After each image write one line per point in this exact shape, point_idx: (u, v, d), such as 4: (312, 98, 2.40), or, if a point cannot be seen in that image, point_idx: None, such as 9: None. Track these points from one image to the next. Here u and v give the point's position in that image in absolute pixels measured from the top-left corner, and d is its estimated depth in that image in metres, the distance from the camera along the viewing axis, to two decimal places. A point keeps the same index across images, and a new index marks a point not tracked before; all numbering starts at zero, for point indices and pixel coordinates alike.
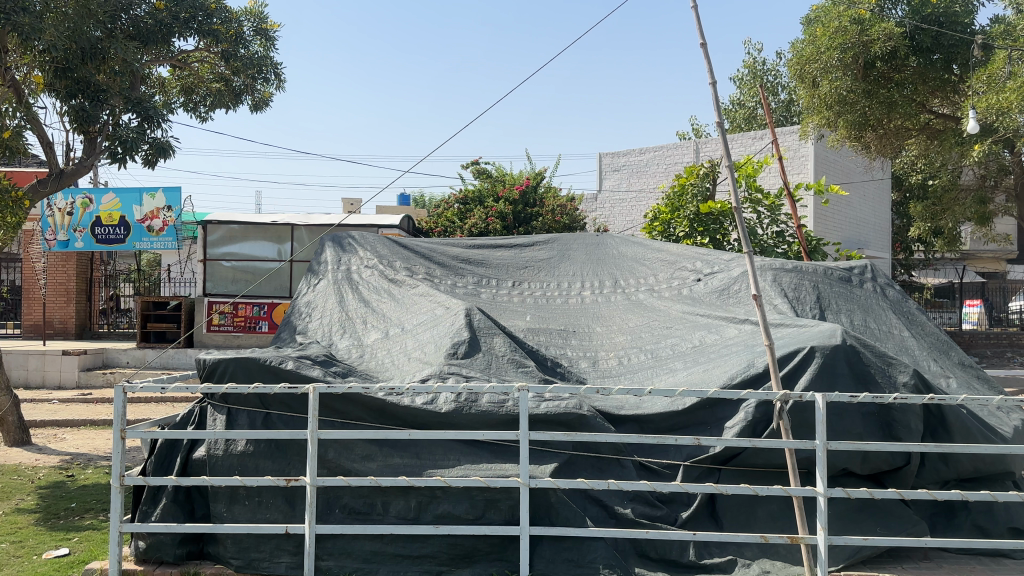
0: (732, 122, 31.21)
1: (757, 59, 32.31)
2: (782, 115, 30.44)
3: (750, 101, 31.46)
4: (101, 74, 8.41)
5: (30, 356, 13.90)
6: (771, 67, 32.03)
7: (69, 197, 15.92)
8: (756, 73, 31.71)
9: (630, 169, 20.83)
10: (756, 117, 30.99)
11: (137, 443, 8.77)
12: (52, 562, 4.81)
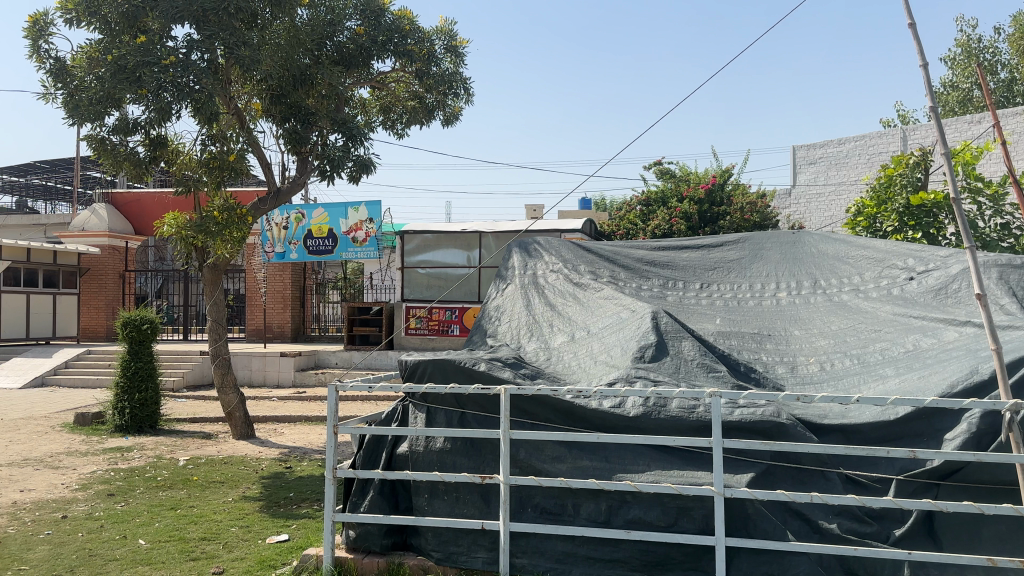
0: (943, 106, 28.85)
1: (972, 37, 29.56)
2: (1002, 95, 27.60)
3: (964, 83, 28.77)
4: (311, 98, 9.34)
5: (253, 357, 15.31)
6: (989, 45, 29.21)
7: (285, 212, 17.51)
8: (970, 52, 29.02)
9: (828, 161, 19.80)
10: (972, 100, 28.34)
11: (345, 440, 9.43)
12: (274, 546, 5.28)
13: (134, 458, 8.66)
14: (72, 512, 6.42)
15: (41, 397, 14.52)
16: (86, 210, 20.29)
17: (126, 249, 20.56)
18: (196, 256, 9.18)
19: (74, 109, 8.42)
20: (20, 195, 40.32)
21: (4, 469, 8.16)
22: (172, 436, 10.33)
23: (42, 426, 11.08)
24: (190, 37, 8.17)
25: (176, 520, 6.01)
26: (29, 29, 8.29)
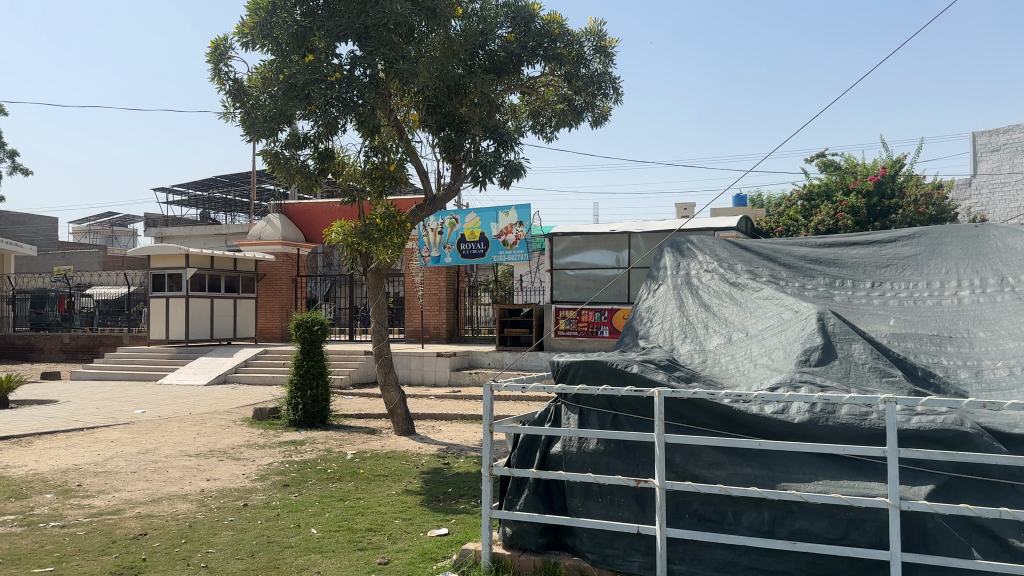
0: None
1: None
2: None
3: None
4: (463, 107, 9.69)
5: (412, 357, 16.07)
6: None
7: (441, 218, 18.22)
8: None
9: (1013, 149, 20.61)
10: None
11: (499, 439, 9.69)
12: (435, 539, 5.51)
13: (307, 450, 9.31)
14: (252, 501, 6.97)
15: (224, 392, 15.93)
16: (262, 221, 22.52)
17: (297, 255, 22.59)
18: (361, 261, 9.72)
19: (251, 126, 9.15)
20: (204, 209, 44.28)
21: (196, 459, 9.01)
22: (340, 431, 11.01)
23: (226, 419, 12.15)
24: (353, 54, 8.68)
25: (345, 511, 6.40)
26: (212, 54, 9.10)
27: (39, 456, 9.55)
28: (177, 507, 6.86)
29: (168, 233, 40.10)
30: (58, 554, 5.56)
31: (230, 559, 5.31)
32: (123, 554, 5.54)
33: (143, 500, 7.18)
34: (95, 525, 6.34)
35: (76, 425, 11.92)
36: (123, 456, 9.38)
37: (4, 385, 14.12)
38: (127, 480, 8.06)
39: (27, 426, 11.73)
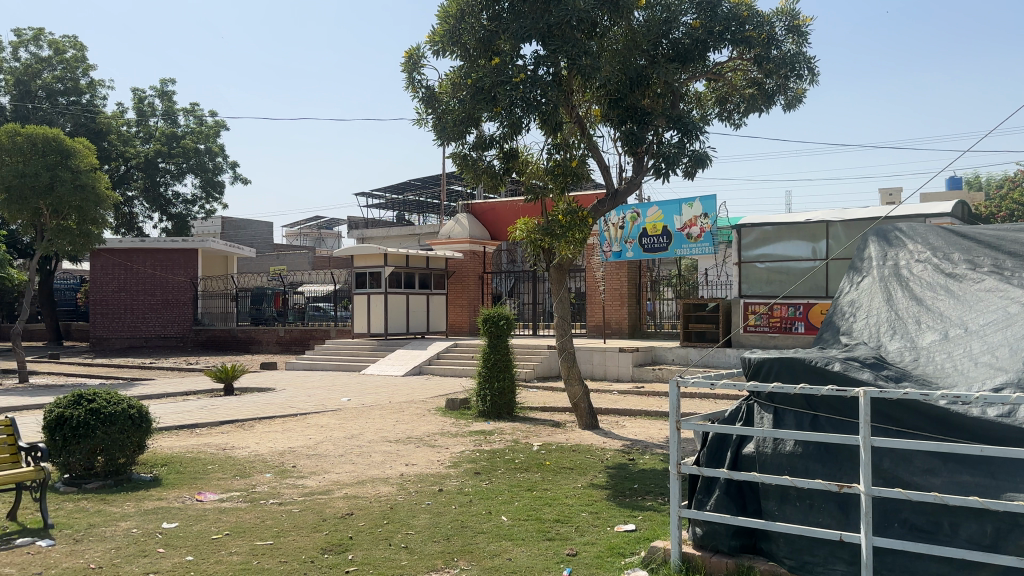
0: None
1: None
2: None
3: None
4: (646, 99, 9.58)
5: (594, 352, 16.16)
6: None
7: (622, 213, 18.29)
8: None
9: None
10: None
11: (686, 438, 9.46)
12: (622, 535, 5.51)
13: (496, 441, 9.64)
14: (446, 486, 7.33)
15: (417, 383, 16.90)
16: (452, 221, 23.90)
17: (483, 253, 23.27)
18: (544, 258, 9.90)
19: (442, 130, 9.61)
20: (399, 211, 47.11)
21: (395, 446, 9.63)
22: (526, 423, 11.30)
23: (421, 409, 12.88)
24: (538, 53, 8.87)
25: (533, 501, 6.56)
26: (406, 64, 9.66)
27: (260, 438, 10.65)
28: (379, 489, 7.37)
29: (367, 234, 43.16)
30: (278, 529, 6.18)
31: (427, 541, 5.62)
32: (332, 531, 6.04)
33: (349, 482, 7.78)
34: (308, 504, 6.97)
35: (292, 411, 13.16)
36: (331, 440, 10.23)
37: (230, 374, 15.89)
38: (334, 463, 8.78)
39: (250, 411, 13.13)
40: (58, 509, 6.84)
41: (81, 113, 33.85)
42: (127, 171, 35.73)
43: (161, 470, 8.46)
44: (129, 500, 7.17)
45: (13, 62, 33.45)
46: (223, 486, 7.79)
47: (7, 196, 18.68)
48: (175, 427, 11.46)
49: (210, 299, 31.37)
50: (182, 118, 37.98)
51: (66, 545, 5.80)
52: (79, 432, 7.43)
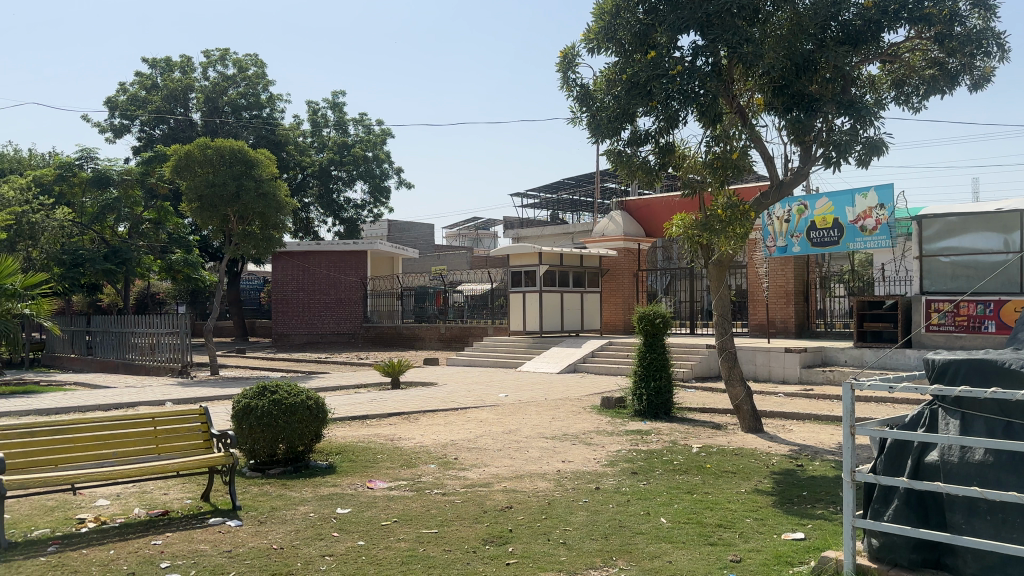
0: None
1: None
2: None
3: None
4: (813, 85, 9.06)
5: (757, 352, 15.50)
6: None
7: (788, 205, 17.48)
8: None
9: None
10: None
11: (861, 445, 8.84)
12: (789, 543, 5.26)
13: (654, 441, 9.48)
14: (603, 485, 7.31)
15: (573, 381, 16.98)
16: (606, 219, 23.54)
17: (638, 250, 23.03)
18: (703, 254, 9.64)
19: (597, 128, 9.57)
20: (553, 210, 47.61)
21: (552, 442, 9.73)
22: (685, 423, 11.03)
23: (577, 407, 12.93)
24: (696, 44, 8.66)
25: (694, 504, 6.39)
26: (561, 64, 9.72)
27: (424, 430, 11.13)
28: (537, 485, 7.48)
29: (524, 234, 43.94)
30: (441, 518, 6.43)
31: (585, 539, 5.64)
32: (493, 524, 6.20)
33: (509, 476, 7.96)
34: (469, 496, 7.20)
35: (453, 405, 13.65)
36: (490, 435, 10.50)
37: (396, 368, 16.73)
38: (494, 456, 9.01)
39: (414, 404, 13.75)
40: (246, 492, 7.51)
41: (262, 126, 36.96)
42: (304, 179, 38.57)
43: (335, 459, 9.06)
44: (306, 486, 7.73)
45: (205, 82, 37.06)
46: (390, 476, 8.22)
47: (200, 204, 20.79)
48: (347, 418, 12.23)
49: (376, 298, 33.14)
50: (352, 128, 40.48)
51: (252, 525, 6.36)
52: (263, 421, 8.09)
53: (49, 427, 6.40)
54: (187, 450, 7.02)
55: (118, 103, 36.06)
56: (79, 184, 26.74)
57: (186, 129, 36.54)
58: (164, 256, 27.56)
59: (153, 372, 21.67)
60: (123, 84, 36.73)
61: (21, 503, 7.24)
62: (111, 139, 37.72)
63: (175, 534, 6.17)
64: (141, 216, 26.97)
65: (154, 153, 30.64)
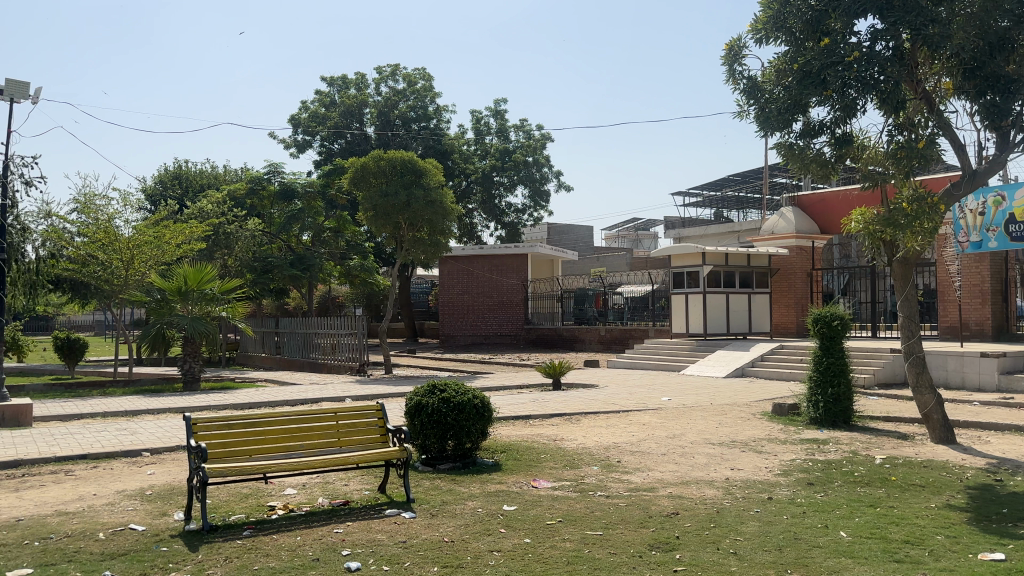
0: None
1: None
2: None
3: None
4: (1010, 64, 8.20)
5: (948, 357, 14.13)
6: None
7: (981, 198, 15.57)
8: None
9: None
10: None
11: None
12: (987, 565, 4.80)
13: (831, 451, 8.91)
14: (776, 495, 6.98)
15: (740, 386, 16.33)
16: (775, 216, 22.69)
17: (812, 248, 21.84)
18: (885, 251, 8.96)
19: (765, 121, 9.12)
20: (717, 207, 46.25)
21: (719, 448, 9.42)
22: (866, 433, 10.28)
23: (745, 413, 12.43)
24: (875, 28, 8.09)
25: (877, 518, 5.96)
26: (727, 57, 9.39)
27: (587, 432, 11.16)
28: (704, 492, 7.27)
29: (685, 233, 42.91)
30: (606, 521, 6.42)
31: (757, 549, 5.41)
32: (659, 529, 6.10)
33: (674, 482, 7.79)
34: (634, 499, 7.13)
35: (616, 407, 13.56)
36: (654, 439, 10.33)
37: (558, 369, 16.88)
38: (658, 461, 8.86)
39: (576, 406, 13.81)
40: (419, 486, 7.88)
41: (430, 137, 38.76)
42: (468, 186, 39.85)
43: (500, 457, 9.30)
44: (474, 482, 8.00)
45: (378, 98, 39.45)
46: (555, 476, 8.31)
47: (374, 213, 21.99)
48: (511, 418, 12.50)
49: (539, 300, 33.41)
50: (513, 134, 41.42)
51: (424, 518, 6.67)
52: (433, 418, 8.45)
53: (244, 421, 7.05)
54: (365, 444, 7.49)
55: (301, 120, 38.96)
56: (268, 197, 29.64)
57: (361, 142, 38.98)
58: (343, 261, 29.35)
59: (333, 370, 23.24)
60: (305, 103, 39.84)
61: (222, 490, 8.02)
62: (295, 154, 41.04)
63: (355, 524, 6.59)
64: (322, 225, 28.52)
65: (332, 165, 33.03)
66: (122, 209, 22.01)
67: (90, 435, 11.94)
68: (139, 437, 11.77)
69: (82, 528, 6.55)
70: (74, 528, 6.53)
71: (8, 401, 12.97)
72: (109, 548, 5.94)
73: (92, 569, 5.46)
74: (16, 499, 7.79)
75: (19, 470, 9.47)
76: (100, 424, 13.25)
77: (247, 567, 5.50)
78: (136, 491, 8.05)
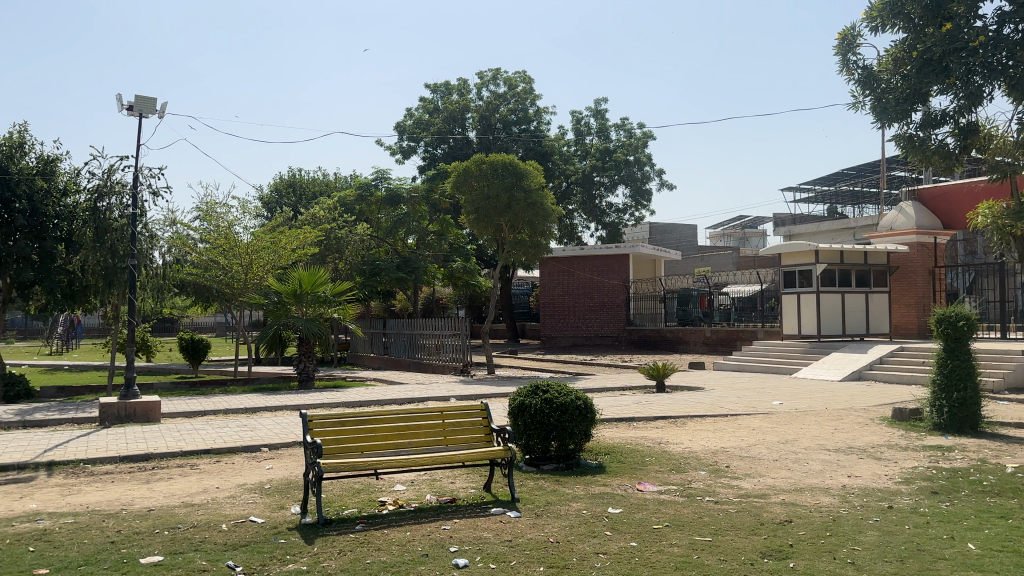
0: None
1: None
2: None
3: None
4: None
5: None
6: None
7: None
8: None
9: None
10: None
11: None
12: None
13: (957, 459, 8.39)
14: (897, 504, 6.65)
15: (856, 389, 15.61)
16: (893, 211, 21.71)
17: (934, 245, 20.57)
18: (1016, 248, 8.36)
19: (881, 113, 8.66)
20: (830, 203, 44.36)
21: (833, 455, 9.05)
22: (997, 441, 9.61)
23: (861, 418, 11.88)
24: (1003, 10, 7.61)
25: (1011, 531, 5.58)
26: (839, 46, 9.01)
27: (692, 435, 10.96)
28: (818, 499, 7.01)
29: (796, 231, 41.36)
30: (714, 527, 6.30)
31: (877, 560, 5.18)
32: (771, 537, 5.93)
33: (786, 488, 7.54)
34: (744, 505, 6.95)
35: (723, 411, 13.26)
36: (763, 444, 10.04)
37: (662, 371, 16.65)
38: (769, 466, 8.61)
39: (681, 409, 13.58)
40: (523, 486, 7.98)
41: (530, 139, 39.03)
42: (569, 187, 39.88)
43: (604, 458, 9.28)
44: (578, 483, 8.02)
45: (480, 102, 40.12)
46: (660, 479, 8.22)
47: (477, 215, 22.42)
48: (614, 420, 12.43)
49: (641, 301, 33.18)
50: (614, 133, 41.16)
51: (529, 518, 6.75)
52: (536, 418, 8.53)
53: (355, 419, 7.34)
54: (471, 443, 7.67)
55: (406, 127, 40.17)
56: (376, 202, 30.52)
57: (464, 147, 39.69)
58: (447, 263, 29.53)
59: (437, 370, 23.79)
60: (410, 110, 41.04)
61: (335, 485, 8.38)
62: (400, 160, 42.33)
63: (461, 521, 6.74)
64: (427, 229, 29.50)
65: (435, 170, 33.79)
66: (241, 216, 23.35)
67: (213, 430, 12.74)
68: (258, 433, 12.46)
69: (208, 519, 7.01)
70: (201, 518, 6.99)
71: (139, 398, 14.04)
72: (232, 539, 6.32)
73: (218, 557, 5.83)
74: (149, 489, 8.42)
75: (151, 463, 10.23)
76: (222, 420, 14.10)
77: (360, 560, 5.74)
78: (256, 485, 8.54)
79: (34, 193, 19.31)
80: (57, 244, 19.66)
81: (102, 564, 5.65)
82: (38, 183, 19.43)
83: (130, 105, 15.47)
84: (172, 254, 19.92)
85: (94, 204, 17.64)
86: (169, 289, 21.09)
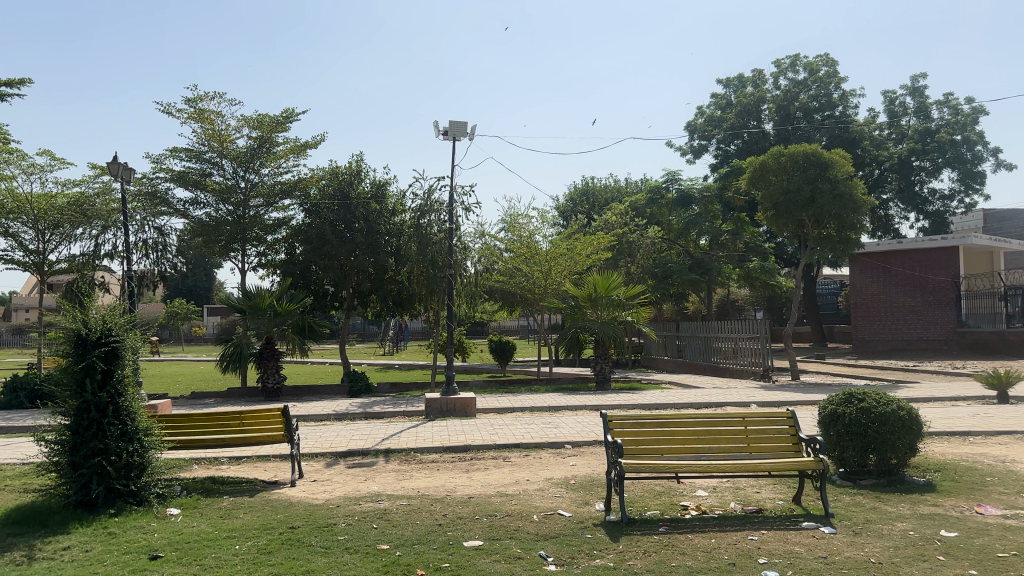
0: None
1: None
2: None
3: None
4: None
5: None
6: None
7: None
8: None
9: None
10: None
11: None
12: None
13: None
14: None
15: None
16: None
17: None
18: None
19: None
20: None
21: None
22: None
23: None
24: None
25: None
26: None
27: None
28: None
29: None
30: None
31: None
32: None
33: None
34: None
35: None
36: None
37: (1003, 379, 14.62)
38: None
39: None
40: (838, 500, 7.70)
41: (835, 125, 36.28)
42: (882, 174, 36.55)
43: (934, 476, 8.54)
44: (903, 501, 7.53)
45: (776, 92, 38.27)
46: (1006, 502, 7.38)
47: (775, 211, 21.59)
48: (944, 433, 11.26)
49: (975, 299, 29.16)
50: (936, 111, 36.64)
51: (846, 535, 6.55)
52: (852, 429, 8.15)
53: (654, 421, 7.71)
54: (777, 451, 7.59)
55: (698, 126, 39.75)
56: (667, 205, 30.56)
57: (760, 140, 38.02)
58: (743, 262, 29.43)
59: (735, 374, 23.27)
60: (701, 108, 40.52)
61: (639, 485, 8.82)
62: (692, 160, 42.01)
63: (770, 533, 6.76)
64: (721, 228, 29.23)
65: (727, 167, 32.94)
66: (541, 226, 25.19)
67: (524, 426, 13.97)
68: (562, 431, 13.38)
69: (522, 509, 7.87)
70: (515, 508, 7.88)
71: (457, 394, 15.88)
72: (543, 530, 7.06)
73: (531, 546, 6.58)
74: (470, 478, 9.64)
75: (470, 454, 11.61)
76: (528, 417, 15.41)
77: (665, 563, 6.08)
78: (563, 480, 9.32)
79: (370, 214, 22.78)
80: (389, 258, 22.84)
81: (433, 544, 6.67)
82: (373, 206, 22.88)
83: (444, 129, 17.68)
84: (482, 264, 22.12)
85: (418, 222, 20.15)
86: (481, 295, 22.92)
